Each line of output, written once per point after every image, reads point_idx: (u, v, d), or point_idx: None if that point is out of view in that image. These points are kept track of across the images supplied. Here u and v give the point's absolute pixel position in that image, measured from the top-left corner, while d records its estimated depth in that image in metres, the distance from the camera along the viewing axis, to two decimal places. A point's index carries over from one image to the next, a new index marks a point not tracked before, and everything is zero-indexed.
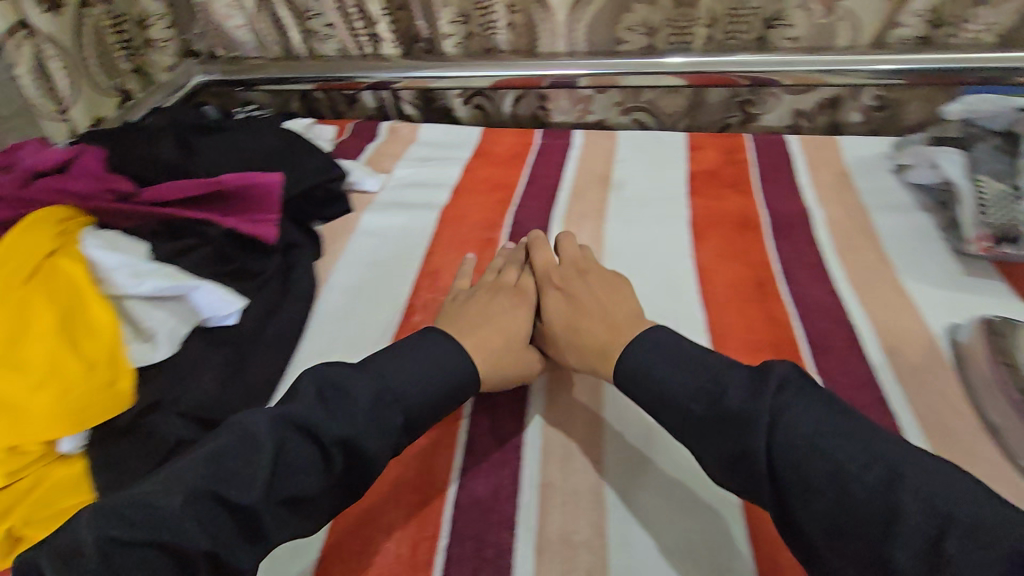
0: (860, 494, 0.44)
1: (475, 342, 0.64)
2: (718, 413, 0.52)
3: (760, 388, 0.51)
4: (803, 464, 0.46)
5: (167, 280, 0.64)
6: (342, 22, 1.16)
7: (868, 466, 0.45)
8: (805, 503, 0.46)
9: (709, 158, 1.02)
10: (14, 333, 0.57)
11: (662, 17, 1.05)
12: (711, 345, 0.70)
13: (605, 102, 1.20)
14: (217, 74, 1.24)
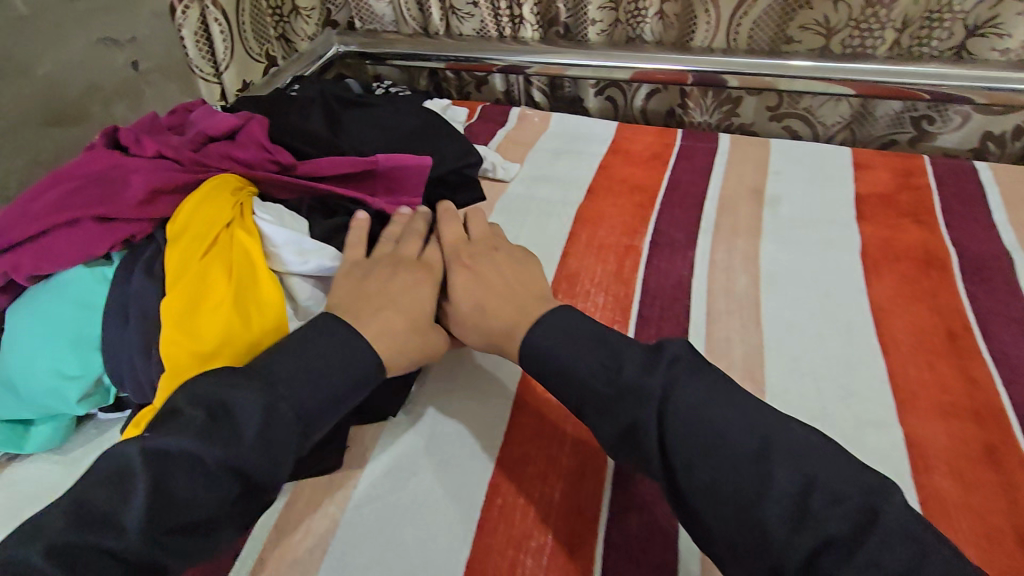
0: (736, 478, 0.42)
1: (378, 329, 0.54)
2: (617, 389, 0.48)
3: (653, 363, 0.48)
4: (700, 450, 0.44)
5: (330, 261, 0.62)
6: (486, 2, 1.12)
7: (739, 436, 0.44)
8: (702, 490, 0.43)
9: (881, 181, 0.91)
10: (192, 297, 0.56)
11: (845, 18, 0.93)
12: (897, 402, 0.62)
13: (755, 105, 1.10)
14: (354, 45, 1.24)
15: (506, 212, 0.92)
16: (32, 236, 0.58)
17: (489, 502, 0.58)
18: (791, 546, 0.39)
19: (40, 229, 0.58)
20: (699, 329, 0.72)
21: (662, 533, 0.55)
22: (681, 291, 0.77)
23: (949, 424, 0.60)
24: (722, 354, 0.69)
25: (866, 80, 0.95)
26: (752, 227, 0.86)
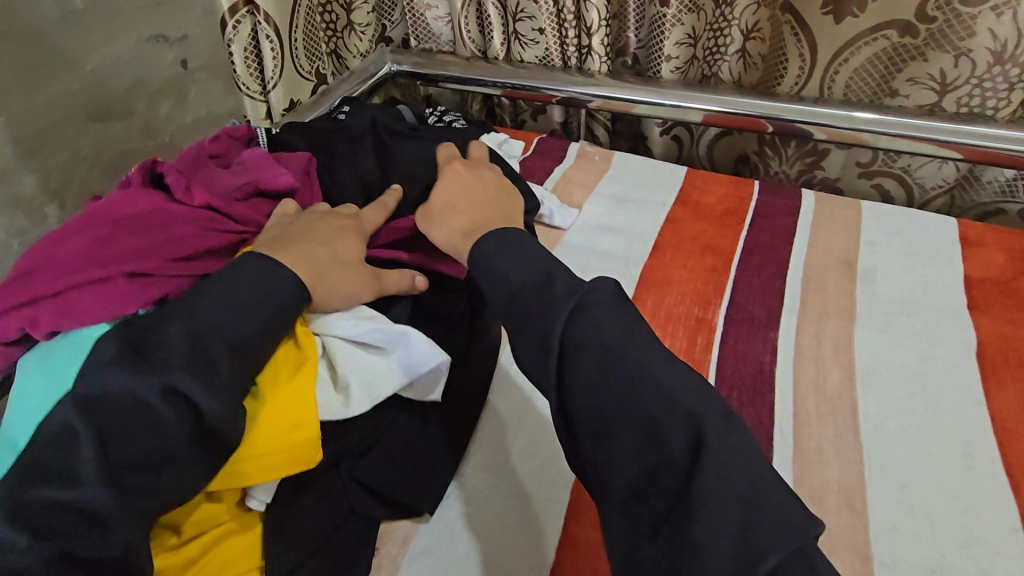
0: (620, 396, 0.44)
1: (298, 254, 0.58)
2: (534, 294, 0.52)
3: (570, 291, 0.51)
4: (587, 364, 0.46)
5: (376, 326, 0.59)
6: (553, 29, 1.04)
7: (627, 351, 0.47)
8: (582, 396, 0.46)
9: (995, 264, 0.80)
10: None
11: (965, 74, 0.82)
12: None
13: (841, 159, 0.99)
14: (408, 66, 1.17)
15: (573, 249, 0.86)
16: (56, 289, 0.53)
17: None
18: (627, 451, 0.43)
19: (66, 284, 0.53)
20: (785, 434, 0.62)
21: None
22: (763, 383, 0.67)
23: None
24: (814, 469, 0.59)
25: (983, 145, 0.84)
26: (844, 308, 0.75)
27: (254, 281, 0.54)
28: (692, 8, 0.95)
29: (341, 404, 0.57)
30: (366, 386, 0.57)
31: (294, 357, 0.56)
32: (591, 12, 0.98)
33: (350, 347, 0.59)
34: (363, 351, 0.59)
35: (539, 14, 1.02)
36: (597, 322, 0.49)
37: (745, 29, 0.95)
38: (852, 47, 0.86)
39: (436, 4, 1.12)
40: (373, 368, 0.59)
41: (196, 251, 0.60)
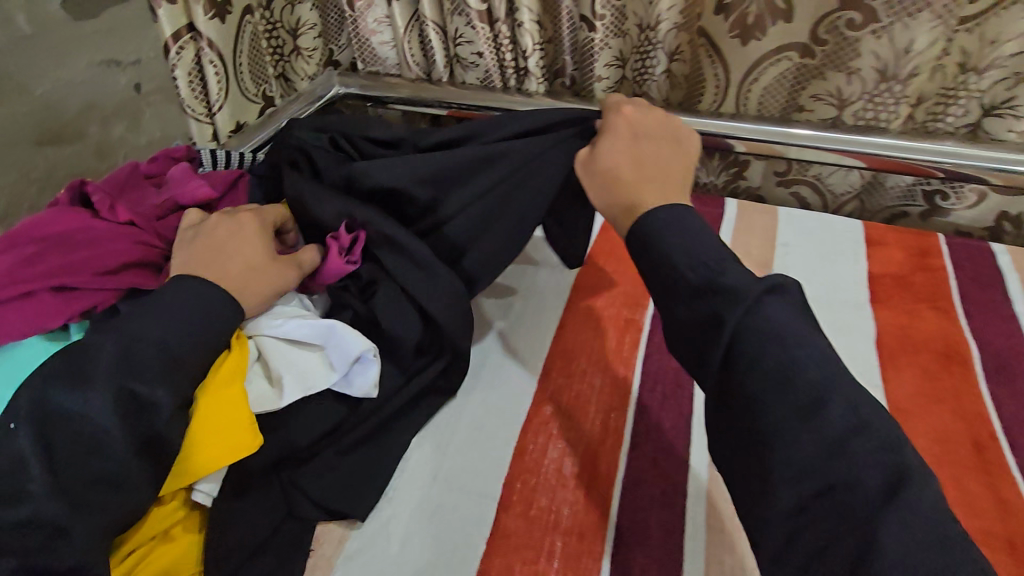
0: (807, 398, 0.44)
1: (216, 268, 0.58)
2: (714, 289, 0.48)
3: (753, 283, 0.48)
4: (765, 366, 0.45)
5: (305, 322, 0.60)
6: (492, 51, 1.09)
7: (807, 370, 0.45)
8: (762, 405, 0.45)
9: (895, 261, 0.87)
10: None
11: (859, 90, 0.90)
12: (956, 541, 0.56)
13: (762, 169, 1.07)
14: (355, 88, 1.21)
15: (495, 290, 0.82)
16: None
17: None
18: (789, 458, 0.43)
19: None
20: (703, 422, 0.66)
21: None
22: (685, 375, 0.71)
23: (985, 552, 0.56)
24: None
25: (886, 155, 0.92)
26: None
27: (183, 307, 0.54)
28: (617, 33, 1.02)
29: (274, 397, 0.58)
30: (297, 379, 0.59)
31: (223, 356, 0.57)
32: (525, 37, 1.04)
33: (283, 345, 0.60)
34: (295, 346, 0.61)
35: (477, 39, 1.08)
36: (770, 314, 0.47)
37: (670, 50, 0.98)
38: (760, 67, 0.94)
39: (381, 30, 1.17)
40: (307, 363, 0.60)
41: (121, 266, 0.62)
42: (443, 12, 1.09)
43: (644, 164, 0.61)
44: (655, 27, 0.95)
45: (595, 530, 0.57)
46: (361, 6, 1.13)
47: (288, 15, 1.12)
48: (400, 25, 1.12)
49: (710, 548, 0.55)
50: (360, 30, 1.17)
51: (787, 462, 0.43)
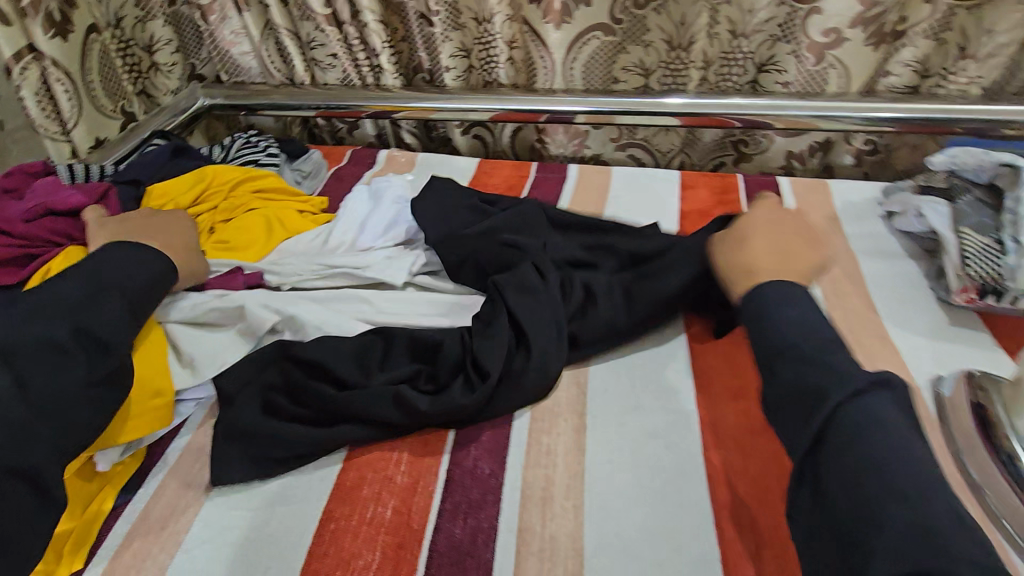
0: (894, 468, 0.43)
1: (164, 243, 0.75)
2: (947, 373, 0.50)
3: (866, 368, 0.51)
4: (862, 439, 0.45)
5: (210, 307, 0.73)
6: (346, 53, 1.19)
7: (899, 447, 0.45)
8: (839, 470, 0.45)
9: (701, 199, 1.03)
10: None
11: (656, 60, 1.09)
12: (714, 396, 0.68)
13: (600, 137, 1.23)
14: (220, 98, 1.25)
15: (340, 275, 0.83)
16: None
17: (322, 526, 0.58)
18: (882, 524, 0.41)
19: None
20: None
21: (485, 533, 0.56)
22: None
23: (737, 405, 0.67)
24: None
25: (697, 113, 1.07)
26: None
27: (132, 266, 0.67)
28: (455, 26, 1.13)
29: (190, 375, 0.69)
30: (206, 363, 0.70)
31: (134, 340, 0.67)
32: (373, 38, 1.14)
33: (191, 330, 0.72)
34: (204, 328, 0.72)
35: (330, 41, 1.17)
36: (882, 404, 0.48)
37: (507, 41, 1.11)
38: (576, 46, 1.09)
39: (240, 40, 1.22)
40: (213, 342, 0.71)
41: None
42: (293, 19, 1.17)
43: (792, 246, 0.66)
44: (488, 21, 1.08)
45: (438, 438, 0.65)
46: (215, 20, 1.17)
47: (139, 32, 1.16)
48: (256, 34, 1.19)
49: (528, 436, 0.65)
50: (218, 41, 1.21)
51: (885, 527, 0.41)
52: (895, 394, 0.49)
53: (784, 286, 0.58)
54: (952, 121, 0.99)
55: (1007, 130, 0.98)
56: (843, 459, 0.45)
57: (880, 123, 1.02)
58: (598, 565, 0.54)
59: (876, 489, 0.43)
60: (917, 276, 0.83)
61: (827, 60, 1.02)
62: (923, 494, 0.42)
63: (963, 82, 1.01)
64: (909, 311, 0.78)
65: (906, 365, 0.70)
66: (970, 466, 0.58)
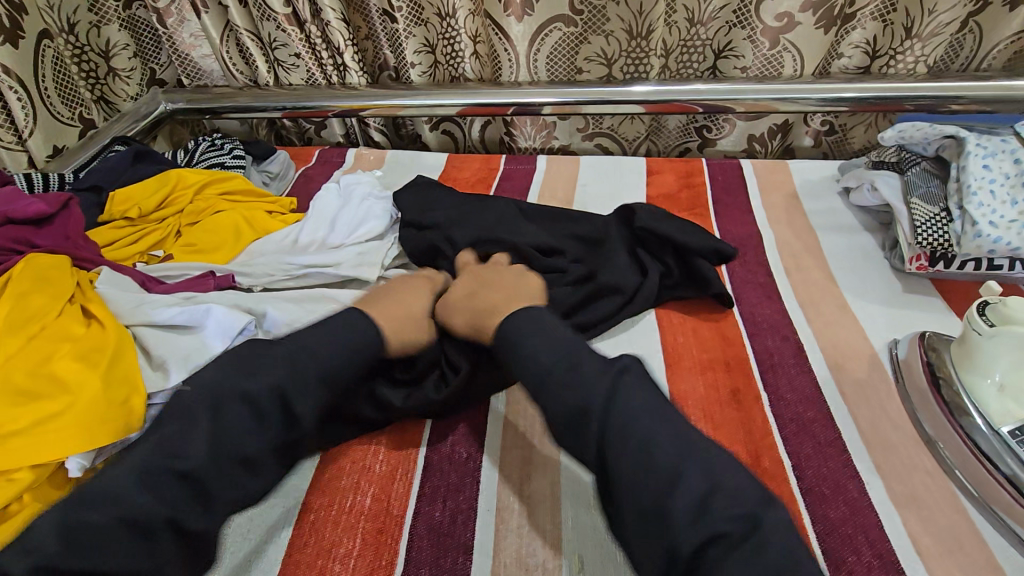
0: (660, 453, 0.48)
1: None
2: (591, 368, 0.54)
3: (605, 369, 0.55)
4: (625, 428, 0.50)
5: (183, 310, 0.71)
6: (309, 53, 1.19)
7: (658, 434, 0.49)
8: (620, 457, 0.49)
9: (667, 183, 1.05)
10: (36, 368, 0.61)
11: (618, 49, 1.10)
12: (681, 370, 0.69)
13: (567, 128, 1.25)
14: (182, 102, 1.23)
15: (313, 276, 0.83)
16: None
17: (302, 518, 0.58)
18: (664, 505, 0.46)
19: None
20: None
21: (464, 514, 0.57)
22: None
23: (706, 377, 0.69)
24: None
25: (659, 99, 1.09)
26: None
27: None
28: (418, 22, 1.13)
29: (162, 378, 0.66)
30: (179, 363, 0.67)
31: (104, 343, 0.65)
32: (336, 36, 1.14)
33: (162, 332, 0.70)
34: (177, 331, 0.71)
35: (291, 41, 1.17)
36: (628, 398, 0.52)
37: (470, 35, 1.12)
38: (539, 38, 1.11)
39: (200, 44, 1.21)
40: (185, 344, 0.69)
41: None
42: (254, 19, 1.16)
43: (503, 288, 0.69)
44: (451, 15, 1.09)
45: (415, 428, 0.66)
46: (174, 23, 1.16)
47: (94, 38, 1.14)
48: (215, 36, 1.18)
49: (504, 420, 0.66)
50: (177, 45, 1.20)
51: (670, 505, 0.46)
52: (635, 378, 0.54)
53: (534, 315, 0.61)
54: (902, 99, 1.03)
55: (953, 106, 1.02)
56: (625, 449, 0.49)
57: (835, 104, 1.05)
58: (576, 538, 0.55)
59: (649, 472, 0.47)
60: (873, 248, 0.86)
61: (781, 44, 1.05)
62: (683, 468, 0.47)
63: (910, 61, 1.05)
64: (867, 281, 0.81)
65: (864, 332, 0.73)
66: (924, 421, 0.62)
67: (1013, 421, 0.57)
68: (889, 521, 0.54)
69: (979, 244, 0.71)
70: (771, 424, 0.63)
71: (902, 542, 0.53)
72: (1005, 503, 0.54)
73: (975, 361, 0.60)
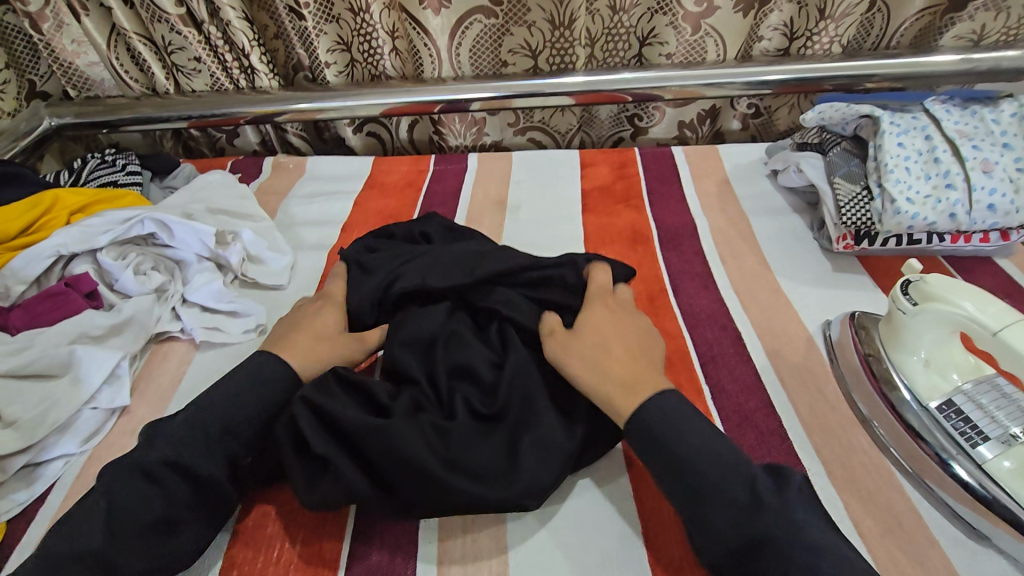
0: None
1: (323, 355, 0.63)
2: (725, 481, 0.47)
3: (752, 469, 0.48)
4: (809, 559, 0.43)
5: (42, 354, 0.64)
6: (211, 56, 1.09)
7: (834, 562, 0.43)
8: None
9: (601, 174, 1.03)
10: None
11: (540, 39, 1.07)
12: None
13: (498, 123, 1.21)
14: (71, 117, 1.11)
15: (172, 289, 0.77)
16: None
17: None
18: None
19: None
20: None
21: (404, 550, 0.54)
22: None
23: None
24: None
25: (585, 91, 1.07)
26: (495, 233, 0.92)
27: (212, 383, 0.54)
28: (329, 18, 1.06)
29: (16, 437, 0.59)
30: (38, 409, 0.61)
31: None
32: (238, 35, 1.05)
33: (13, 382, 0.63)
34: (39, 380, 0.64)
35: (190, 45, 1.07)
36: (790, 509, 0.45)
37: (389, 31, 1.06)
38: (459, 32, 1.06)
39: (85, 51, 1.09)
40: (48, 395, 0.62)
41: None
42: (143, 21, 1.05)
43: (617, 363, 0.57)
44: (365, 10, 1.01)
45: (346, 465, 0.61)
46: (50, 29, 1.04)
47: None
48: (101, 42, 1.07)
49: None
50: (58, 54, 1.08)
51: None
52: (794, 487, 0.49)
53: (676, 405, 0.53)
54: (820, 80, 1.05)
55: (867, 84, 1.05)
56: None
57: (758, 87, 1.06)
58: (524, 561, 0.52)
59: None
60: (803, 229, 0.88)
61: (702, 30, 1.06)
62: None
63: (827, 42, 1.07)
64: (798, 263, 0.82)
65: (798, 314, 0.74)
66: (858, 401, 0.62)
67: (940, 395, 0.58)
68: (832, 507, 0.54)
69: (899, 221, 0.73)
70: (714, 418, 0.62)
71: (847, 527, 0.53)
72: (935, 475, 0.55)
73: (903, 339, 0.60)
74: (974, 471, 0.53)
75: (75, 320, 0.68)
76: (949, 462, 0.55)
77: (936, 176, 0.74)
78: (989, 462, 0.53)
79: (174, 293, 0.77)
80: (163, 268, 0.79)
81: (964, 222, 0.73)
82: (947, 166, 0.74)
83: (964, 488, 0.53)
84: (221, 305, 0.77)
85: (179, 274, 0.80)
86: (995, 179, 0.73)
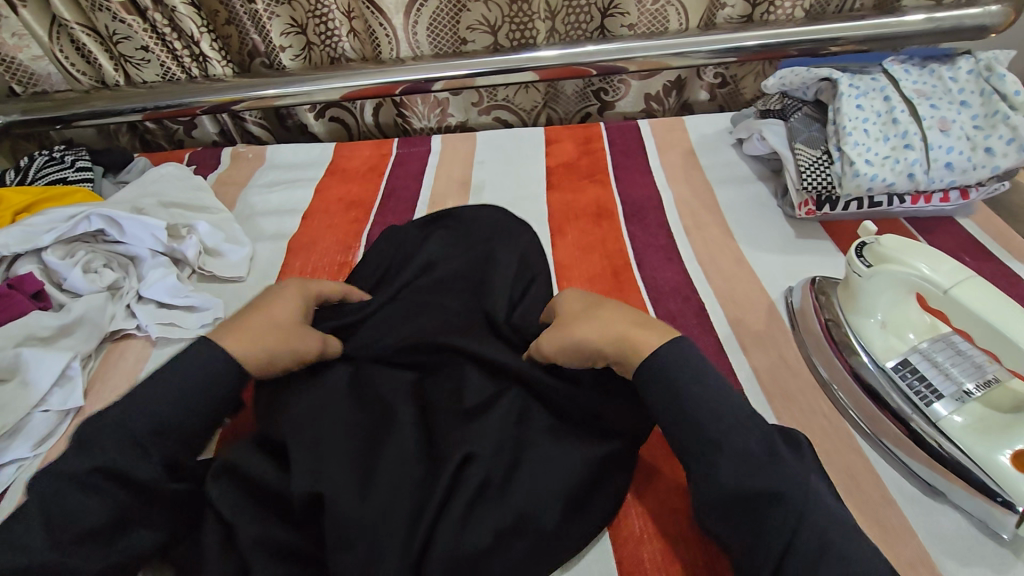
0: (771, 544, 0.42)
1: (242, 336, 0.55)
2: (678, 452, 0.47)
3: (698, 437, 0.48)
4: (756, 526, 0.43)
5: None
6: (159, 44, 1.05)
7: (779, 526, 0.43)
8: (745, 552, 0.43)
9: (566, 151, 1.01)
10: None
11: (499, 15, 1.04)
12: None
13: (461, 103, 1.18)
14: (18, 114, 1.08)
15: (126, 287, 0.76)
16: None
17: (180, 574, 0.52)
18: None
19: None
20: None
21: None
22: None
23: None
24: None
25: (546, 67, 1.05)
26: None
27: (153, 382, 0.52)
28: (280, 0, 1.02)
29: None
30: None
31: None
32: (185, 22, 1.01)
33: None
34: None
35: (135, 33, 1.03)
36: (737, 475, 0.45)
37: (343, 13, 1.03)
38: (414, 10, 1.03)
39: (27, 44, 1.06)
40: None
41: None
42: (85, 11, 1.01)
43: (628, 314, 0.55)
44: None
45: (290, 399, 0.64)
46: None
47: None
48: (42, 35, 1.03)
49: None
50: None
51: None
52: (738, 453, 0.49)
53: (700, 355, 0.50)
54: (785, 45, 1.03)
55: (833, 48, 1.04)
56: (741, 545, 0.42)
57: (724, 54, 1.04)
58: None
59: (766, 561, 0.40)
60: (767, 197, 0.87)
61: None
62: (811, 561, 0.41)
63: (790, 6, 1.05)
64: (762, 231, 0.81)
65: (761, 282, 0.74)
66: (819, 365, 0.63)
67: (896, 355, 0.58)
68: None
69: (858, 184, 0.72)
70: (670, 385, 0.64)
71: None
72: (892, 434, 0.55)
73: (859, 302, 0.60)
74: (930, 429, 0.53)
75: (21, 322, 0.66)
76: (906, 422, 0.55)
77: (894, 137, 0.73)
78: (943, 419, 0.53)
79: (130, 291, 0.75)
80: (117, 266, 0.77)
81: (922, 182, 0.72)
82: (906, 126, 0.73)
83: (918, 447, 0.53)
84: (178, 300, 0.75)
85: (134, 270, 0.78)
86: (952, 138, 0.72)
